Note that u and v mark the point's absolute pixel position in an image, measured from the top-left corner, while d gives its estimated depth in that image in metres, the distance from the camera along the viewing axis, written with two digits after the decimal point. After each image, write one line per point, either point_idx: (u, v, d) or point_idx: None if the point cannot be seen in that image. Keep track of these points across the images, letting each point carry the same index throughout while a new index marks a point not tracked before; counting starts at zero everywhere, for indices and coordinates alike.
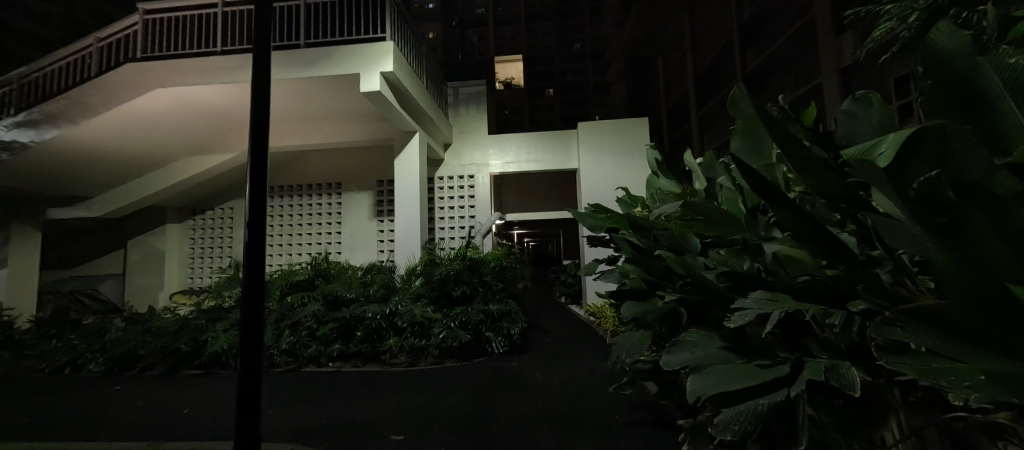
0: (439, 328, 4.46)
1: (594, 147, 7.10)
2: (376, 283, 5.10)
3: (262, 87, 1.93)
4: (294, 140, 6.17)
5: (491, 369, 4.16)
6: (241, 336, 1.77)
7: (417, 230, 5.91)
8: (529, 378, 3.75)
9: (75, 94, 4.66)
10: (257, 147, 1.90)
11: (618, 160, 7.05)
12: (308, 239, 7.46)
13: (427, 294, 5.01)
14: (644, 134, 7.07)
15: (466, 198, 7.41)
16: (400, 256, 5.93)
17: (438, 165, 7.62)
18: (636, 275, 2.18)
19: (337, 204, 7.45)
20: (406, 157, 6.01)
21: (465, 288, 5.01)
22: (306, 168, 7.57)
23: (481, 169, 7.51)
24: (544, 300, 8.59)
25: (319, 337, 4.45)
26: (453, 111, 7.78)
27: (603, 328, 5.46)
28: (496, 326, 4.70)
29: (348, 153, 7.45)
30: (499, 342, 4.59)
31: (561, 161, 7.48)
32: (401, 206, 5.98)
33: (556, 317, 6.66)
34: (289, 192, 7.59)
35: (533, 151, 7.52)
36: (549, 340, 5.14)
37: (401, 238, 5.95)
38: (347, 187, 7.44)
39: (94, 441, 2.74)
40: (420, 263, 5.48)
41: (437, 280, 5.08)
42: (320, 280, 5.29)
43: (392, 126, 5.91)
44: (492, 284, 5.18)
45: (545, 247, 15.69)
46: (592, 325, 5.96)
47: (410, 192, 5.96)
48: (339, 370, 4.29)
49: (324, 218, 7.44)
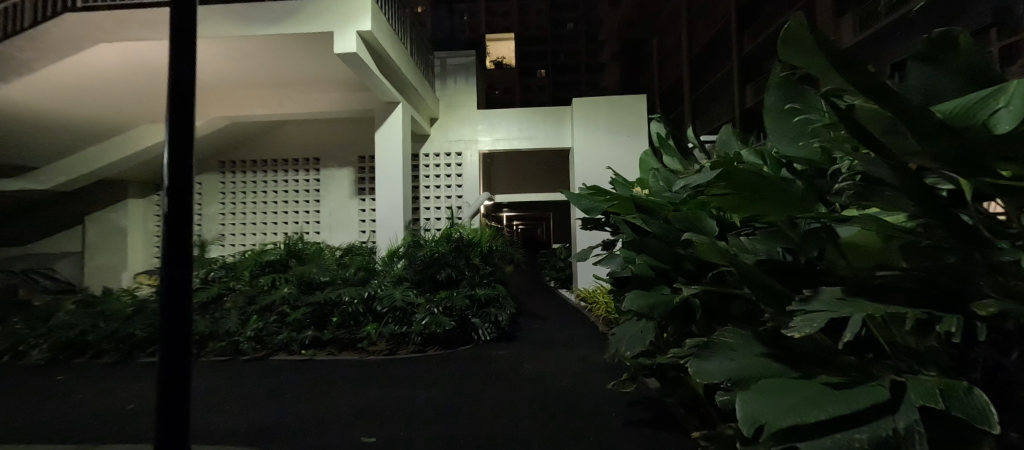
0: (421, 313, 4.15)
1: (589, 124, 6.75)
2: (353, 265, 4.75)
3: (186, 19, 1.53)
4: (266, 109, 5.71)
5: (478, 358, 3.88)
6: (161, 326, 1.42)
7: (400, 209, 5.54)
8: (518, 369, 3.50)
9: (5, 48, 4.08)
10: (180, 92, 1.51)
11: (613, 139, 6.73)
12: (284, 218, 7.01)
13: (410, 277, 4.69)
14: (641, 112, 6.74)
15: (453, 177, 7.04)
16: (381, 237, 5.56)
17: (423, 141, 7.20)
18: (645, 261, 1.88)
19: (315, 181, 6.99)
20: (387, 129, 5.57)
21: (450, 272, 4.70)
22: (281, 142, 7.08)
23: (469, 146, 7.11)
24: (533, 284, 8.36)
25: (290, 322, 4.09)
26: (440, 84, 7.31)
27: (595, 314, 5.24)
28: (484, 312, 4.40)
29: (325, 126, 6.97)
30: (486, 329, 4.32)
31: (553, 139, 7.12)
32: (382, 183, 5.56)
33: (547, 302, 6.40)
34: (264, 168, 7.11)
35: (524, 127, 7.13)
36: (538, 326, 4.88)
37: (382, 219, 5.57)
38: (325, 163, 6.99)
39: (19, 443, 2.38)
40: (403, 244, 5.13)
41: (420, 262, 4.75)
42: (293, 260, 4.91)
43: (373, 95, 5.46)
44: (479, 267, 4.88)
45: (534, 231, 15.43)
46: (583, 310, 5.75)
47: (393, 167, 5.54)
48: (312, 358, 3.96)
49: (301, 196, 7.00)
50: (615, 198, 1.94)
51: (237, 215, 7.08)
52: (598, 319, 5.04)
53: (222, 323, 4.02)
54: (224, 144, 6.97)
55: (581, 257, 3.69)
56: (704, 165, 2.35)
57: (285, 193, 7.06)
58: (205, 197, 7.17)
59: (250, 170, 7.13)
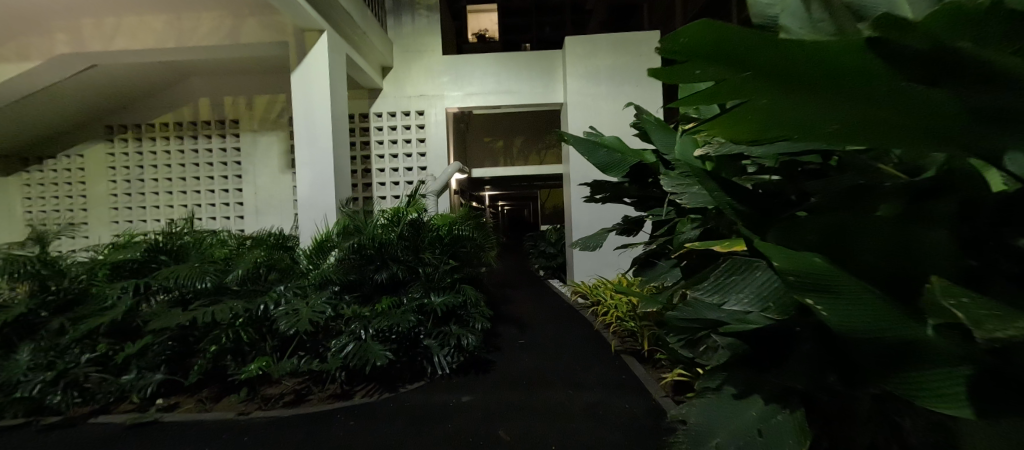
0: (343, 337, 2.70)
1: (585, 72, 5.27)
2: (243, 256, 3.31)
3: None
4: (133, 42, 4.06)
5: (428, 407, 2.48)
6: None
7: (331, 181, 4.00)
8: (487, 437, 2.10)
9: None
10: None
11: (618, 92, 5.28)
12: (195, 198, 5.59)
13: (339, 279, 3.27)
14: (654, 54, 5.25)
15: (414, 142, 5.56)
16: (305, 220, 4.03)
17: (374, 97, 5.61)
18: (984, 324, 0.33)
19: (235, 151, 5.59)
20: (307, 67, 3.97)
21: (395, 270, 3.28)
22: (186, 99, 5.58)
23: (433, 102, 5.58)
24: (519, 276, 7.04)
25: (132, 357, 2.63)
26: (394, 22, 5.67)
27: (601, 320, 3.91)
28: (442, 332, 2.96)
29: (245, 78, 5.46)
30: (445, 356, 2.87)
31: (540, 94, 5.65)
32: (304, 145, 4.02)
33: (535, 301, 5.04)
34: (165, 134, 5.60)
35: (503, 79, 5.62)
36: (524, 343, 3.50)
37: (306, 193, 4.01)
38: (248, 126, 5.50)
39: None
40: (334, 230, 3.66)
41: (353, 255, 3.32)
42: (165, 256, 3.36)
43: (285, 20, 3.86)
44: (439, 262, 3.46)
45: (521, 212, 14.03)
46: (583, 312, 4.43)
47: (320, 123, 3.99)
48: (159, 418, 2.47)
49: (217, 169, 5.56)
50: (823, 74, 0.36)
51: (133, 196, 5.62)
52: (607, 330, 3.71)
53: (9, 363, 2.55)
54: (109, 102, 5.40)
55: (587, 246, 2.37)
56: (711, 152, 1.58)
57: (196, 166, 5.63)
58: (89, 174, 5.65)
59: (148, 137, 5.61)
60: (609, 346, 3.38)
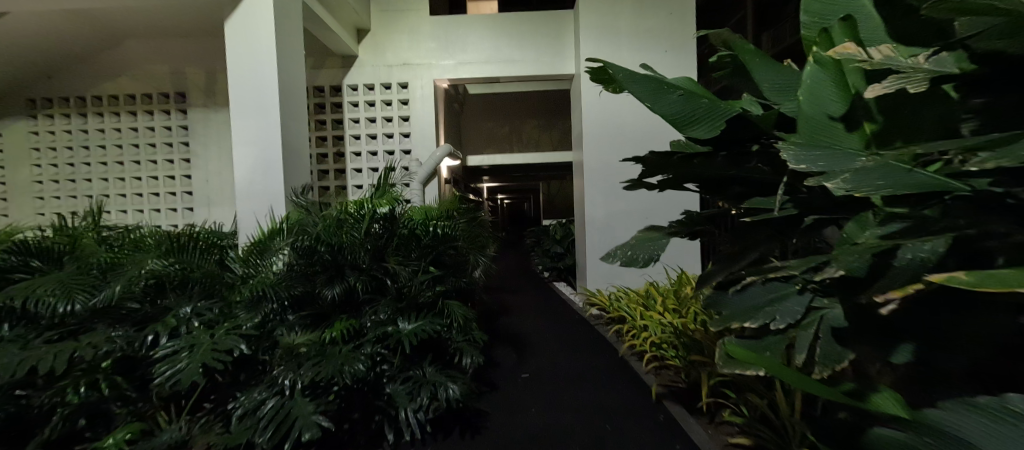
0: (263, 389, 1.82)
1: (603, 36, 4.35)
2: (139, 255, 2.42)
3: None
4: None
5: None
6: None
7: (278, 161, 3.07)
8: None
9: None
10: None
11: (643, 60, 4.35)
12: (135, 185, 4.71)
13: (278, 293, 2.40)
14: (687, 14, 4.32)
15: (396, 121, 4.67)
16: (243, 214, 3.11)
17: (348, 66, 4.68)
18: None
19: (182, 129, 4.71)
20: (247, 13, 3.04)
21: (353, 283, 2.40)
22: (122, 67, 4.66)
23: (419, 73, 4.67)
24: (521, 278, 6.19)
25: None
26: None
27: (626, 344, 3.08)
28: (412, 377, 2.09)
29: (193, 41, 4.54)
30: (417, 414, 2.00)
31: (546, 65, 4.74)
32: (243, 114, 3.07)
33: (539, 312, 4.19)
34: (98, 110, 4.70)
35: (504, 47, 4.70)
36: (528, 378, 2.66)
37: (244, 179, 3.06)
38: (200, 101, 4.64)
39: None
40: (279, 226, 2.78)
41: (299, 260, 2.46)
42: (41, 263, 2.47)
43: None
44: (415, 270, 2.58)
45: (520, 205, 13.05)
46: (600, 328, 3.61)
47: (264, 86, 3.05)
48: None
49: (161, 152, 4.69)
50: None
51: (62, 184, 4.72)
52: (634, 358, 2.87)
53: None
54: (25, 71, 4.47)
55: (628, 258, 1.53)
56: (921, 88, 0.81)
57: (136, 147, 4.74)
58: (8, 157, 4.75)
59: (78, 113, 4.71)
60: (643, 380, 2.56)
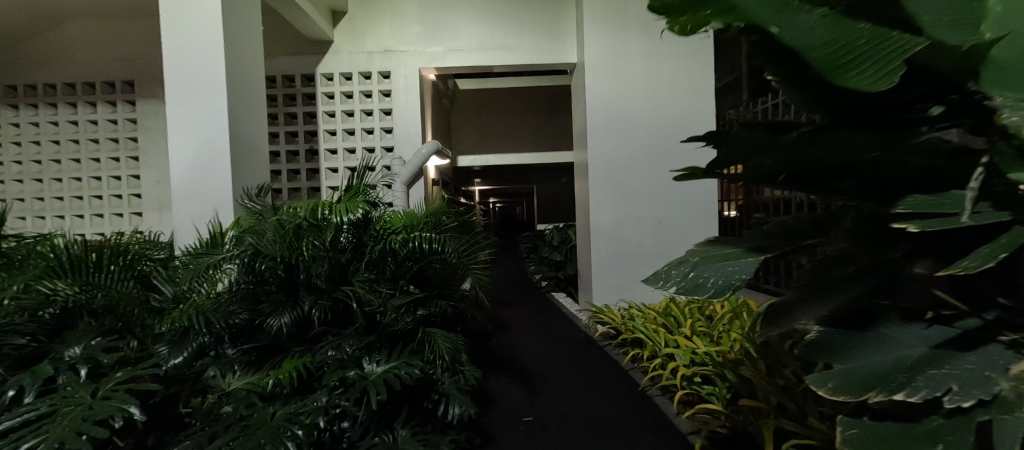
0: None
1: (612, 19, 3.89)
2: (27, 266, 1.83)
3: None
4: None
5: None
6: None
7: (225, 156, 2.53)
8: None
9: None
10: None
11: (655, 46, 3.90)
12: (76, 187, 4.10)
13: (209, 324, 1.86)
14: None
15: (377, 115, 4.15)
16: (183, 219, 2.56)
17: (321, 54, 4.15)
18: None
19: (130, 123, 4.13)
20: None
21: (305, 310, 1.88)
22: (60, 52, 4.06)
23: (402, 62, 4.16)
24: (517, 287, 5.68)
25: None
26: None
27: (646, 372, 2.60)
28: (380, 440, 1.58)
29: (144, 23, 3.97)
30: None
31: (545, 52, 4.27)
32: (182, 98, 2.52)
33: (539, 330, 3.69)
34: (31, 101, 4.08)
35: (499, 32, 4.22)
36: (530, 421, 2.16)
37: (181, 176, 2.52)
38: (150, 91, 4.07)
39: None
40: (222, 235, 2.24)
41: (239, 279, 1.93)
42: None
43: None
44: (390, 289, 2.06)
45: (513, 208, 12.55)
46: (611, 350, 3.13)
47: (207, 64, 2.51)
48: None
49: (106, 149, 4.10)
50: None
51: None
52: (658, 390, 2.40)
53: None
54: None
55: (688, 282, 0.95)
56: None
57: (76, 143, 4.13)
58: None
59: (8, 105, 4.09)
60: (674, 422, 2.08)
